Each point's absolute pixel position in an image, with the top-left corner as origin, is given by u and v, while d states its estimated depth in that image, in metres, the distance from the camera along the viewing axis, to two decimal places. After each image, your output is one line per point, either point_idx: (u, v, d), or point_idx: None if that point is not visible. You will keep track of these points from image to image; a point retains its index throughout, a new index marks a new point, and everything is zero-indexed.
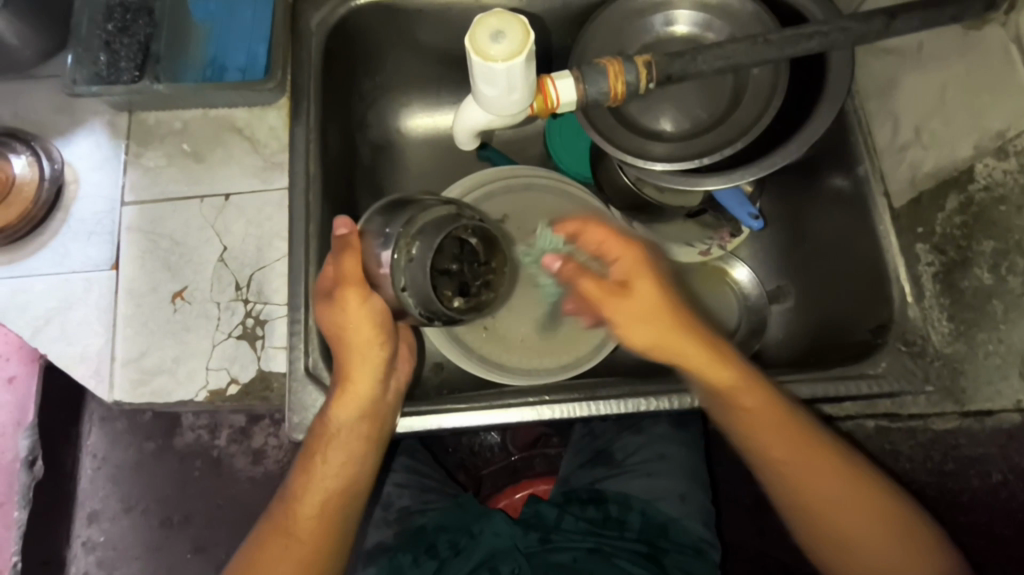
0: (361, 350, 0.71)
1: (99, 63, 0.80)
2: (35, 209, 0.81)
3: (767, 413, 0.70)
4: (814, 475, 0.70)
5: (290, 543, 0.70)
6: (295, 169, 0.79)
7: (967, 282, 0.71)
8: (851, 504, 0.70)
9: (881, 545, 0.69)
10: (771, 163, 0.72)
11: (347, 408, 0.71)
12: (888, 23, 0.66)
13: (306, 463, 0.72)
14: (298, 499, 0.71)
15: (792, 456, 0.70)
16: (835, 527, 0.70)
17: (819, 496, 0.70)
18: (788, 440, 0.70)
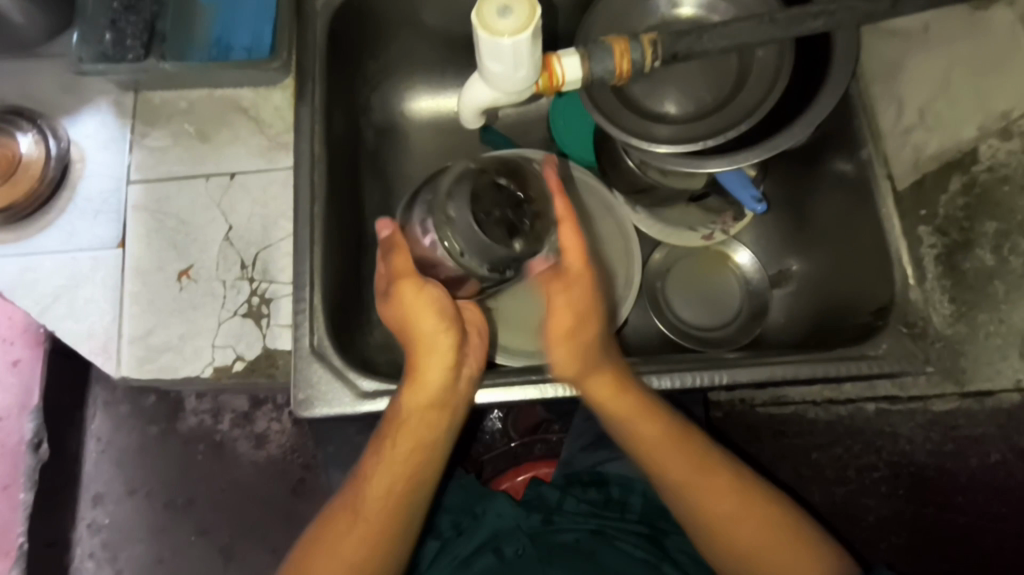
0: (423, 346, 0.71)
1: (105, 42, 0.79)
2: (41, 186, 0.80)
3: (648, 424, 0.75)
4: (697, 476, 0.76)
5: (367, 530, 0.71)
6: (301, 148, 0.80)
7: (968, 263, 0.72)
8: (745, 512, 0.75)
9: (755, 543, 0.74)
10: (773, 146, 0.73)
11: (418, 400, 0.71)
12: (896, 2, 0.65)
13: (380, 446, 0.73)
14: (367, 482, 0.73)
15: (694, 471, 0.75)
16: (748, 549, 0.74)
17: (697, 501, 0.75)
18: (681, 454, 0.76)
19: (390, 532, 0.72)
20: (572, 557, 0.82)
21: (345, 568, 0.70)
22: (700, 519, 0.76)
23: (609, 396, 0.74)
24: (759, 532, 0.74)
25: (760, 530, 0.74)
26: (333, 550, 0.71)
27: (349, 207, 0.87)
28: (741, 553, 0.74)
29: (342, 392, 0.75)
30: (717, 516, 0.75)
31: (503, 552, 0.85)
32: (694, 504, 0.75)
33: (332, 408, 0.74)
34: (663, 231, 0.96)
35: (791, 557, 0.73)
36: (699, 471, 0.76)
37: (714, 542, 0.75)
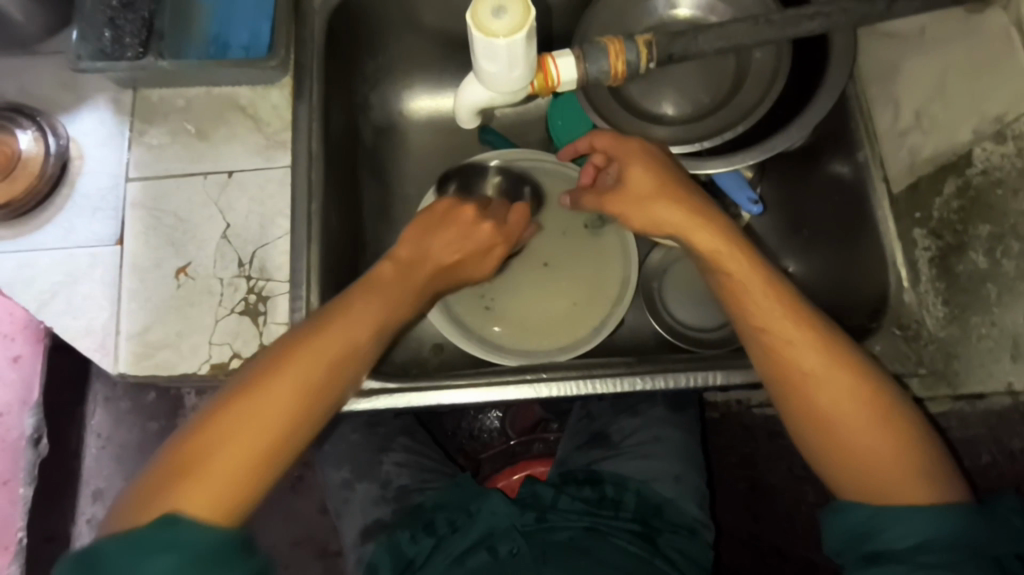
0: (426, 274, 0.76)
1: (103, 39, 0.79)
2: (41, 183, 0.81)
3: (789, 315, 0.67)
4: (837, 380, 0.65)
5: (290, 398, 0.63)
6: (299, 146, 0.82)
7: (962, 266, 0.71)
8: (874, 424, 0.64)
9: (882, 460, 0.64)
10: (769, 147, 0.73)
11: (371, 300, 0.70)
12: (891, 4, 0.65)
13: (263, 385, 0.63)
14: (234, 427, 0.61)
15: (830, 376, 0.64)
16: (867, 457, 0.64)
17: (824, 398, 0.65)
18: (823, 352, 0.65)
19: (308, 415, 0.64)
20: (570, 554, 0.83)
21: (262, 434, 0.62)
22: (817, 419, 0.65)
23: (750, 299, 0.68)
24: (887, 450, 0.64)
25: (886, 449, 0.64)
26: (256, 411, 0.62)
27: (348, 205, 0.90)
28: (852, 465, 0.64)
29: None
30: (830, 410, 0.65)
31: (497, 550, 0.85)
32: (820, 404, 0.65)
33: None
34: None
35: (909, 480, 0.63)
36: (847, 380, 0.65)
37: (827, 447, 0.65)
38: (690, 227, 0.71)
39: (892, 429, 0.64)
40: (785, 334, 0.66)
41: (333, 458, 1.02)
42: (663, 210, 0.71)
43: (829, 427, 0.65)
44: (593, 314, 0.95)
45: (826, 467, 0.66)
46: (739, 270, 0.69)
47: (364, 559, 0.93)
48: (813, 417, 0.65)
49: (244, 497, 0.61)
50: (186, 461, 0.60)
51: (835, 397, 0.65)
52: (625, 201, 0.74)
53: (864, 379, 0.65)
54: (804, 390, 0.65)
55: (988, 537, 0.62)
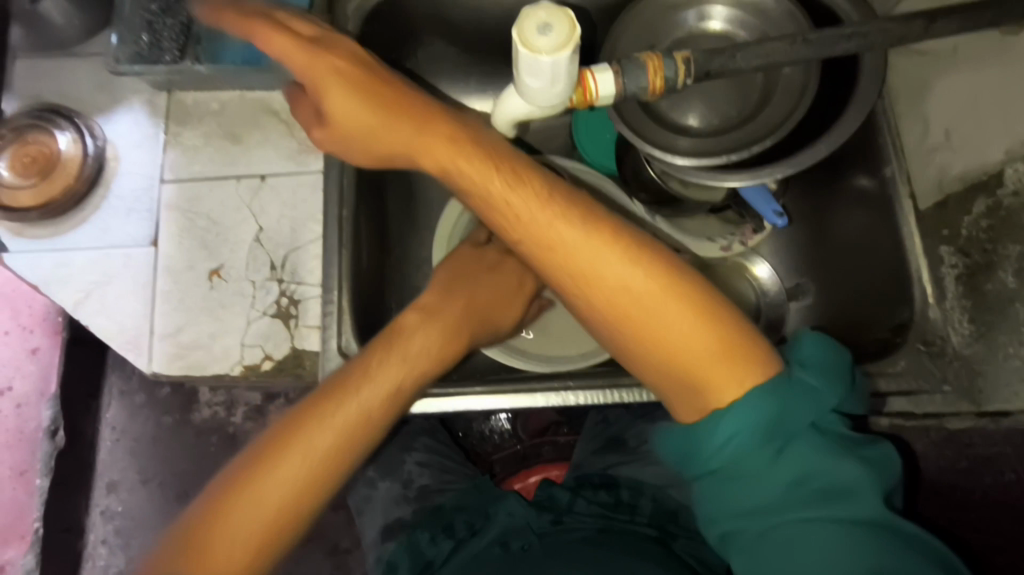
0: (462, 307, 0.78)
1: (141, 43, 0.80)
2: (77, 184, 0.82)
3: (596, 245, 0.62)
4: (641, 290, 0.61)
5: (338, 433, 0.65)
6: (331, 153, 0.81)
7: (990, 285, 0.73)
8: (663, 302, 0.61)
9: (678, 341, 0.60)
10: (798, 161, 0.73)
11: (392, 376, 0.69)
12: (929, 26, 0.65)
13: (290, 440, 0.64)
14: (247, 491, 0.61)
15: (598, 253, 0.62)
16: (671, 350, 0.60)
17: (648, 324, 0.61)
18: (632, 268, 0.61)
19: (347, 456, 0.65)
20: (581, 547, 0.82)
21: (300, 470, 0.63)
22: (628, 328, 0.62)
23: (520, 203, 0.65)
24: (694, 345, 0.60)
25: (677, 338, 0.60)
26: (286, 457, 0.63)
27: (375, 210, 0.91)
28: (688, 380, 0.60)
29: None
30: (639, 300, 0.61)
31: (511, 546, 0.86)
32: (607, 300, 0.62)
33: None
34: (683, 240, 0.96)
35: (720, 369, 0.59)
36: (670, 300, 0.60)
37: (649, 364, 0.62)
38: (517, 215, 0.66)
39: (675, 291, 0.61)
40: (554, 234, 0.63)
41: None
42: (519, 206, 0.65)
43: (652, 334, 0.61)
44: None
45: (670, 385, 0.61)
46: (495, 188, 0.67)
47: (384, 557, 0.94)
48: (620, 316, 0.62)
49: (278, 543, 0.62)
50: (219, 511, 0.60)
51: (646, 282, 0.61)
52: (446, 157, 0.69)
53: (645, 276, 0.61)
54: (609, 293, 0.62)
55: (807, 404, 0.57)
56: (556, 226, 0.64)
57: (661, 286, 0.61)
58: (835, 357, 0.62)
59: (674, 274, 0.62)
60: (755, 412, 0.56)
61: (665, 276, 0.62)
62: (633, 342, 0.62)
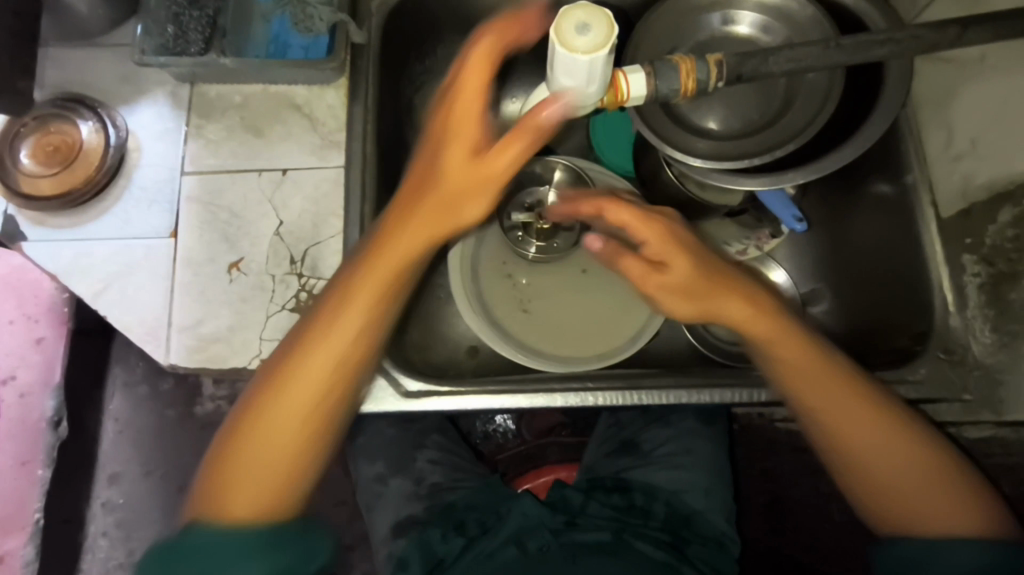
0: (440, 202, 0.65)
1: (166, 34, 0.80)
2: (98, 174, 0.81)
3: (806, 355, 0.70)
4: (862, 413, 0.69)
5: (333, 357, 0.67)
6: (353, 148, 0.82)
7: (1014, 295, 0.72)
8: (878, 433, 0.69)
9: (903, 480, 0.69)
10: (821, 167, 0.74)
11: (352, 324, 0.67)
12: (962, 34, 0.65)
13: (266, 405, 0.66)
14: (244, 454, 0.66)
15: (795, 354, 0.70)
16: (884, 476, 0.69)
17: (854, 437, 0.70)
18: (819, 364, 0.70)
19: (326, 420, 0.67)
20: (599, 556, 0.83)
21: (296, 410, 0.66)
22: (857, 474, 0.70)
23: (741, 310, 0.70)
24: (933, 493, 0.68)
25: (914, 474, 0.69)
26: (286, 393, 0.66)
27: None
28: (899, 514, 0.69)
29: None
30: (858, 461, 0.70)
31: (526, 546, 0.86)
32: (857, 466, 0.70)
33: None
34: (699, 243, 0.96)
35: (939, 504, 0.68)
36: (864, 415, 0.69)
37: (867, 495, 0.70)
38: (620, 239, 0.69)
39: (871, 408, 0.70)
40: (725, 314, 0.69)
41: (364, 452, 1.04)
42: (678, 269, 0.68)
43: (867, 477, 0.70)
44: (630, 323, 0.96)
45: (863, 505, 0.71)
46: (647, 234, 0.68)
47: (395, 554, 0.94)
48: (831, 441, 0.71)
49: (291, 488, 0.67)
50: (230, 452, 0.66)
51: (789, 343, 0.70)
52: (639, 231, 0.68)
53: (897, 420, 0.70)
54: (776, 348, 0.70)
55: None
56: (739, 315, 0.70)
57: (842, 381, 0.70)
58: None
59: (869, 403, 0.70)
60: (973, 556, 0.65)
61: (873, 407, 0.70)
62: (859, 489, 0.71)
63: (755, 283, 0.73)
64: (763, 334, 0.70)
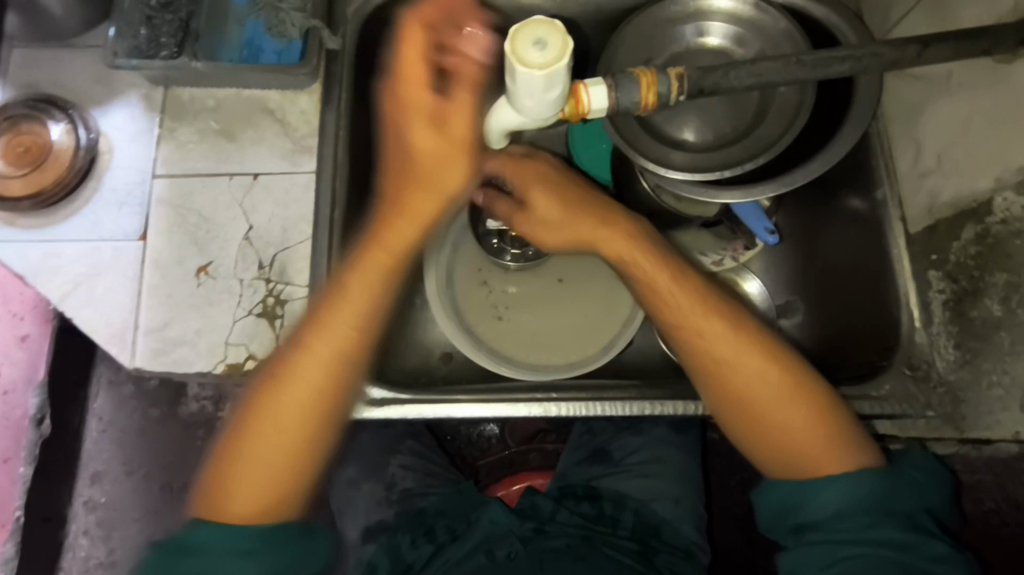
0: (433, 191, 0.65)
1: (139, 37, 0.80)
2: (69, 176, 0.82)
3: (675, 282, 0.73)
4: (728, 343, 0.70)
5: (341, 335, 0.66)
6: (325, 153, 0.82)
7: (976, 312, 0.72)
8: (756, 372, 0.69)
9: (780, 422, 0.67)
10: (790, 181, 0.74)
11: (347, 319, 0.66)
12: (922, 51, 0.66)
13: (272, 388, 0.64)
14: (240, 444, 0.64)
15: (681, 295, 0.72)
16: (766, 423, 0.68)
17: (726, 370, 0.69)
18: (708, 313, 0.71)
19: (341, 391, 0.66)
20: (567, 560, 0.83)
21: (309, 379, 0.65)
22: (728, 405, 0.69)
23: (635, 255, 0.75)
24: (807, 431, 0.66)
25: (783, 411, 0.67)
26: (300, 361, 0.65)
27: None
28: (782, 457, 0.67)
29: None
30: (745, 405, 0.68)
31: (494, 554, 0.86)
32: (746, 413, 0.69)
33: None
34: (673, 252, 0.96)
35: (815, 440, 0.66)
36: (734, 348, 0.69)
37: (746, 431, 0.69)
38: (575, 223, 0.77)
39: (752, 346, 0.69)
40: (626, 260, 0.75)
41: (338, 456, 1.03)
42: (538, 200, 0.79)
43: (754, 421, 0.68)
44: (602, 333, 0.96)
45: (757, 455, 0.69)
46: (549, 206, 0.79)
47: (364, 559, 0.94)
48: (724, 392, 0.69)
49: (304, 462, 0.65)
50: (252, 414, 0.65)
51: (684, 298, 0.72)
52: (537, 197, 0.79)
53: (773, 363, 0.69)
54: (665, 301, 0.73)
55: (901, 500, 0.62)
56: (642, 264, 0.74)
57: (736, 333, 0.70)
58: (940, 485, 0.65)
59: (750, 344, 0.70)
60: (858, 490, 0.62)
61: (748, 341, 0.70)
62: (734, 421, 0.69)
63: (642, 225, 0.78)
64: (645, 273, 0.74)
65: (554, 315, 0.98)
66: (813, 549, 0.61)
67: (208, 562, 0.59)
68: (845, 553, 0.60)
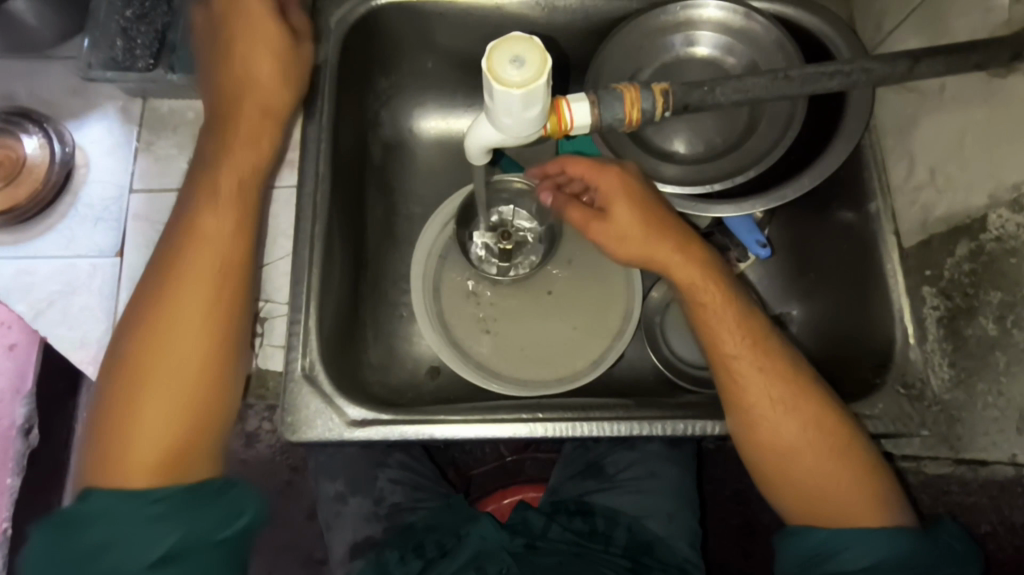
0: (258, 108, 0.73)
1: (116, 48, 0.79)
2: (44, 189, 0.80)
3: (730, 321, 0.71)
4: (782, 394, 0.69)
5: (200, 309, 0.67)
6: (307, 166, 0.81)
7: (970, 330, 0.70)
8: (805, 424, 0.68)
9: (824, 473, 0.67)
10: (781, 195, 0.73)
11: (205, 300, 0.67)
12: (913, 66, 0.64)
13: (142, 370, 0.65)
14: (132, 428, 0.64)
15: (735, 339, 0.70)
16: (804, 472, 0.68)
17: (774, 420, 0.68)
18: (762, 359, 0.70)
19: (230, 345, 0.69)
20: None
21: (192, 350, 0.67)
22: (768, 453, 0.69)
23: (691, 292, 0.72)
24: (848, 486, 0.67)
25: (826, 465, 0.67)
26: (176, 304, 0.67)
27: (353, 224, 0.89)
28: (818, 508, 0.68)
29: (331, 418, 0.77)
30: (786, 454, 0.68)
31: (486, 570, 0.85)
32: (779, 461, 0.68)
33: (322, 435, 0.76)
34: None
35: (853, 495, 0.67)
36: (787, 401, 0.68)
37: (780, 477, 0.69)
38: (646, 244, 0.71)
39: (803, 395, 0.69)
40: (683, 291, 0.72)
41: (326, 471, 1.02)
42: (619, 215, 0.70)
43: (787, 472, 0.68)
44: (592, 347, 0.94)
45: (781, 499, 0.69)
46: (621, 211, 0.70)
47: None
48: (756, 438, 0.69)
49: (204, 408, 0.67)
50: (140, 370, 0.65)
51: (737, 342, 0.70)
52: (612, 194, 0.70)
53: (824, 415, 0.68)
54: (718, 344, 0.71)
55: (933, 563, 0.64)
56: (702, 301, 0.71)
57: (788, 382, 0.69)
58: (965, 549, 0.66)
59: (808, 393, 0.69)
60: (881, 547, 0.64)
61: (802, 390, 0.69)
62: (766, 467, 0.69)
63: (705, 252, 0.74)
64: (701, 311, 0.72)
65: (545, 327, 0.96)
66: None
67: (103, 530, 0.61)
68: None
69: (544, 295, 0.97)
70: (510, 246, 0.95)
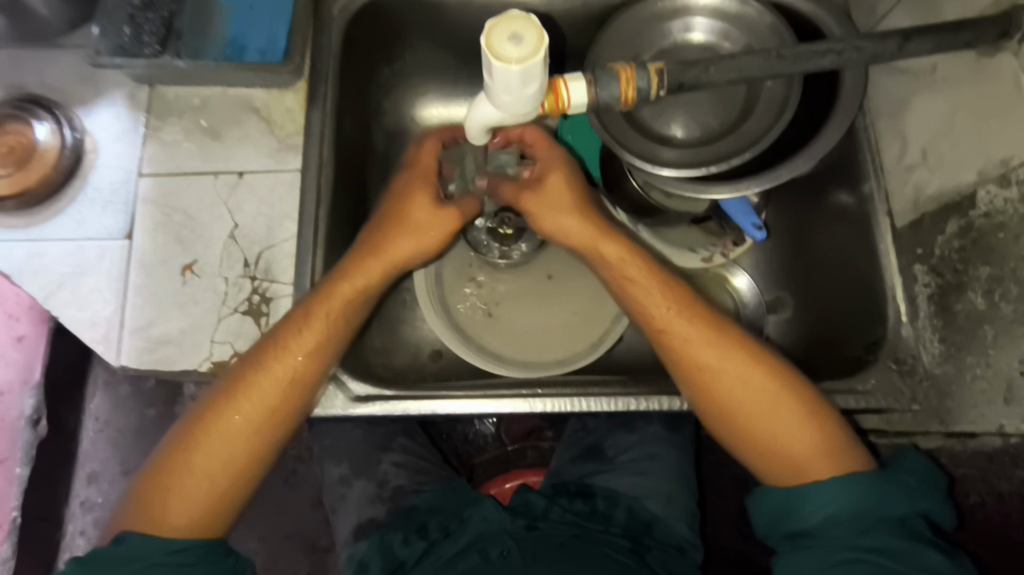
0: (410, 242, 0.77)
1: (123, 36, 0.81)
2: (54, 174, 0.82)
3: (664, 295, 0.75)
4: (718, 362, 0.72)
5: (278, 372, 0.72)
6: (310, 151, 0.82)
7: (960, 305, 0.72)
8: (746, 388, 0.71)
9: (775, 432, 0.70)
10: (776, 176, 0.74)
11: (279, 358, 0.72)
12: (902, 45, 0.66)
13: (207, 422, 0.70)
14: (186, 469, 0.69)
15: (670, 313, 0.74)
16: (756, 434, 0.70)
17: (727, 379, 0.71)
18: (699, 330, 0.73)
19: (296, 393, 0.73)
20: (559, 556, 0.81)
21: (256, 402, 0.71)
22: (721, 414, 0.72)
23: (630, 277, 0.76)
24: (797, 440, 0.69)
25: (772, 423, 0.70)
26: (252, 367, 0.71)
27: (357, 210, 0.91)
28: (776, 464, 0.69)
29: (338, 395, 0.79)
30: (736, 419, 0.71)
31: (488, 553, 0.84)
32: (732, 427, 0.71)
33: (328, 411, 0.79)
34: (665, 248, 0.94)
35: (807, 447, 0.68)
36: (741, 360, 0.72)
37: (736, 436, 0.72)
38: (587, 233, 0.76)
39: (741, 358, 0.72)
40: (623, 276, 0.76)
41: (331, 454, 1.03)
42: (551, 187, 0.76)
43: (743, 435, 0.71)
44: (593, 330, 0.96)
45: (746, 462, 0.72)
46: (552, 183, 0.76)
47: (355, 557, 0.94)
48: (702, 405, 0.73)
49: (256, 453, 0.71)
50: (201, 423, 0.70)
51: (671, 316, 0.74)
52: (544, 161, 0.77)
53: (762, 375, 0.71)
54: (655, 321, 0.75)
55: (888, 498, 0.63)
56: (632, 276, 0.76)
57: (725, 349, 0.72)
58: (923, 479, 0.66)
59: (744, 355, 0.72)
60: (834, 493, 0.64)
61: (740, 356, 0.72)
62: (723, 434, 0.72)
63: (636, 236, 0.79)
64: (639, 290, 0.75)
65: (546, 311, 0.97)
66: (806, 553, 0.63)
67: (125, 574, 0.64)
68: (841, 558, 0.61)
69: (541, 277, 0.99)
70: (508, 232, 0.98)
